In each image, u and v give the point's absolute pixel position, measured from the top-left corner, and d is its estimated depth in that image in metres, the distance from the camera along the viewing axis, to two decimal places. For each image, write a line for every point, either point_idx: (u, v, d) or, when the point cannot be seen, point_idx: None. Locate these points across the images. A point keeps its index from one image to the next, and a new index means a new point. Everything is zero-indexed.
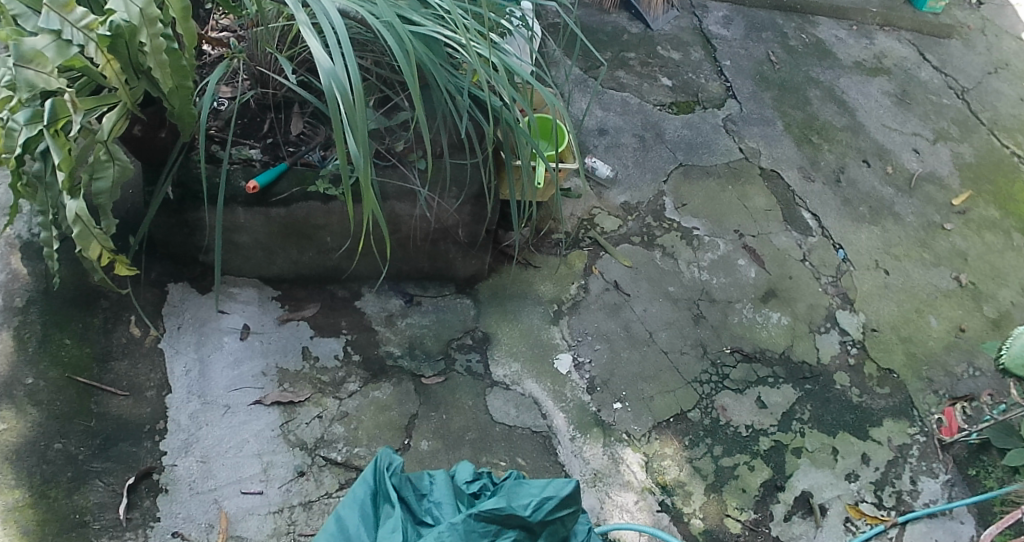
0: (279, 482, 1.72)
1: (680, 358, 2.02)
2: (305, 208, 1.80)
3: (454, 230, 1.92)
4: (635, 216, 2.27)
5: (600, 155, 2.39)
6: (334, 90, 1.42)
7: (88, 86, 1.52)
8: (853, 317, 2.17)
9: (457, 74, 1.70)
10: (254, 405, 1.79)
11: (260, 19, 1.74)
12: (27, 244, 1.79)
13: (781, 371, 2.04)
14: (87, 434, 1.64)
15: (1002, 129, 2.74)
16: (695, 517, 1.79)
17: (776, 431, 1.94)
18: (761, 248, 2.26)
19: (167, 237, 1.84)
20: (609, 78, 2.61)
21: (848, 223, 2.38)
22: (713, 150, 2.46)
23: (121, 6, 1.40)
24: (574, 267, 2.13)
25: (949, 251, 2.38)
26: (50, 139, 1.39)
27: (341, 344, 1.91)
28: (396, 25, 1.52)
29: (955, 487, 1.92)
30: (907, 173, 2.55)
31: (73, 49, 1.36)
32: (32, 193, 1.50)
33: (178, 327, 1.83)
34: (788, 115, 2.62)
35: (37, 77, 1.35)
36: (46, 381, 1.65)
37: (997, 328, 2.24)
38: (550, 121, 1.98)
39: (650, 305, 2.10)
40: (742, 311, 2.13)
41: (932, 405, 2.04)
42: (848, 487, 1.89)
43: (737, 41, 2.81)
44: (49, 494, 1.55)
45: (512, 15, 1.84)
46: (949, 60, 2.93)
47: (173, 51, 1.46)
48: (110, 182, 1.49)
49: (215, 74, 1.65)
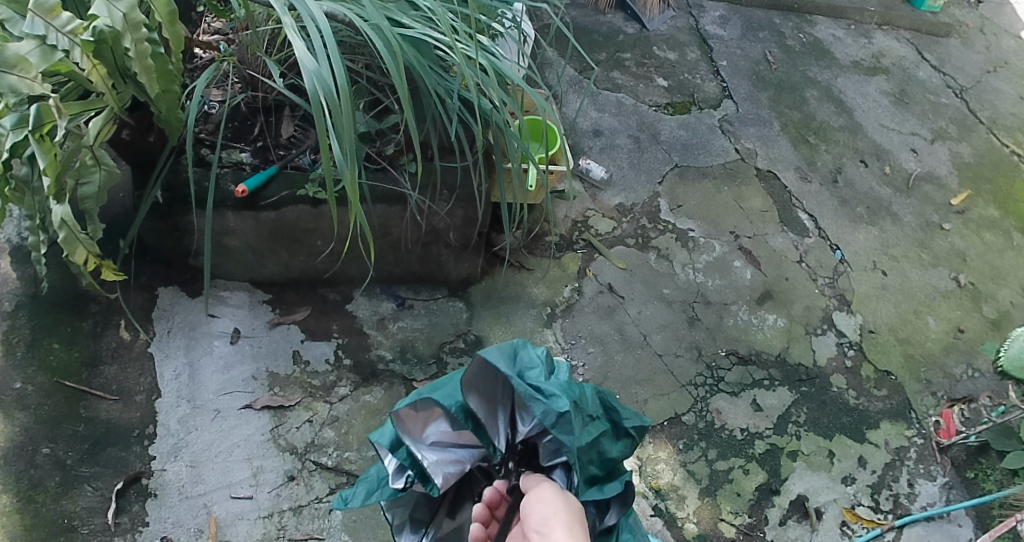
0: (269, 486, 1.71)
1: (675, 361, 2.00)
2: (294, 212, 1.79)
3: (445, 233, 1.91)
4: (630, 218, 2.26)
5: (594, 157, 2.37)
6: (319, 94, 1.41)
7: (75, 91, 1.51)
8: (851, 319, 2.16)
9: (448, 77, 1.70)
10: (244, 409, 1.78)
11: (248, 23, 1.73)
12: (17, 248, 1.78)
13: (777, 374, 2.02)
14: (75, 439, 1.63)
15: (1002, 127, 2.72)
16: (689, 522, 1.78)
17: (771, 434, 1.93)
18: (757, 250, 2.25)
19: (157, 241, 1.83)
20: (604, 78, 2.60)
21: (845, 223, 2.36)
22: (709, 151, 2.45)
23: (105, 10, 1.38)
24: (568, 269, 2.12)
25: (948, 252, 2.36)
26: (36, 144, 1.37)
27: (332, 348, 1.90)
28: (385, 28, 1.51)
29: (952, 490, 1.90)
30: (905, 173, 2.53)
31: (58, 54, 1.35)
32: (20, 197, 1.48)
33: (168, 331, 1.82)
34: (785, 115, 2.60)
35: (21, 82, 1.32)
36: (34, 385, 1.64)
37: (996, 328, 2.22)
38: (541, 123, 1.97)
39: (644, 307, 2.08)
40: (737, 313, 2.11)
41: (930, 408, 2.02)
42: (844, 490, 1.87)
43: (734, 41, 2.80)
44: (37, 499, 1.54)
45: (504, 17, 1.84)
46: (948, 59, 2.91)
47: (159, 55, 1.44)
48: (96, 187, 1.49)
49: (203, 78, 1.63)
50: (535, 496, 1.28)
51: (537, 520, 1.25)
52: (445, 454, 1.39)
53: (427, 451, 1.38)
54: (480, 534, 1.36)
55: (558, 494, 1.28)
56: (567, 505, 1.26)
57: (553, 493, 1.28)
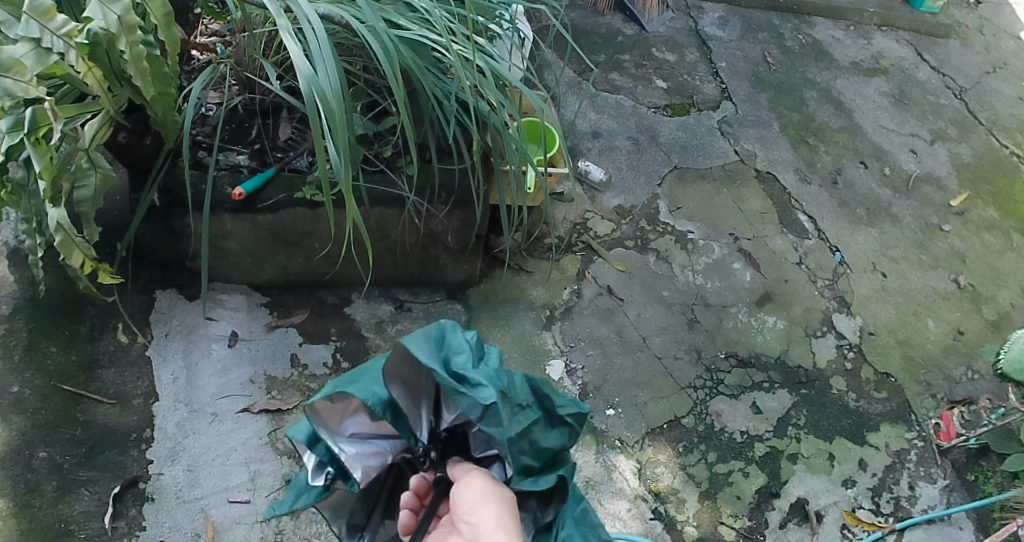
0: (266, 491, 1.70)
1: (674, 364, 2.00)
2: (292, 214, 1.78)
3: (444, 236, 1.90)
4: (629, 220, 2.25)
5: (593, 159, 2.36)
6: (315, 97, 1.41)
7: (70, 94, 1.51)
8: (851, 321, 2.15)
9: (446, 79, 1.69)
10: (242, 413, 1.78)
11: (246, 24, 1.73)
12: (14, 251, 1.77)
13: (777, 376, 2.01)
14: (72, 443, 1.62)
15: (1001, 128, 2.71)
16: (689, 525, 1.77)
17: (771, 437, 1.92)
18: (757, 252, 2.24)
19: (154, 244, 1.82)
20: (603, 80, 2.59)
21: (845, 225, 2.36)
22: (708, 153, 2.44)
23: (99, 13, 1.37)
24: (567, 272, 2.11)
25: (947, 253, 2.36)
26: (31, 148, 1.36)
27: (330, 351, 1.89)
28: (382, 30, 1.50)
29: (953, 493, 1.89)
30: (905, 174, 2.52)
31: (53, 57, 1.34)
32: (16, 200, 1.47)
33: (166, 335, 1.81)
34: (784, 116, 2.59)
35: (16, 85, 1.31)
36: (31, 389, 1.63)
37: (996, 330, 2.21)
38: (539, 125, 1.97)
39: (644, 310, 2.07)
40: (737, 316, 2.11)
41: (930, 410, 2.02)
42: (844, 493, 1.86)
43: (733, 43, 2.79)
44: (33, 504, 1.53)
45: (502, 18, 1.83)
46: (947, 60, 2.90)
47: (153, 58, 1.44)
48: (92, 190, 1.48)
49: (199, 80, 1.63)
50: (462, 485, 1.27)
51: (465, 510, 1.25)
52: (365, 447, 1.32)
53: (345, 443, 1.31)
54: (410, 520, 1.35)
55: (489, 485, 1.25)
56: (495, 495, 1.25)
57: (483, 481, 1.26)
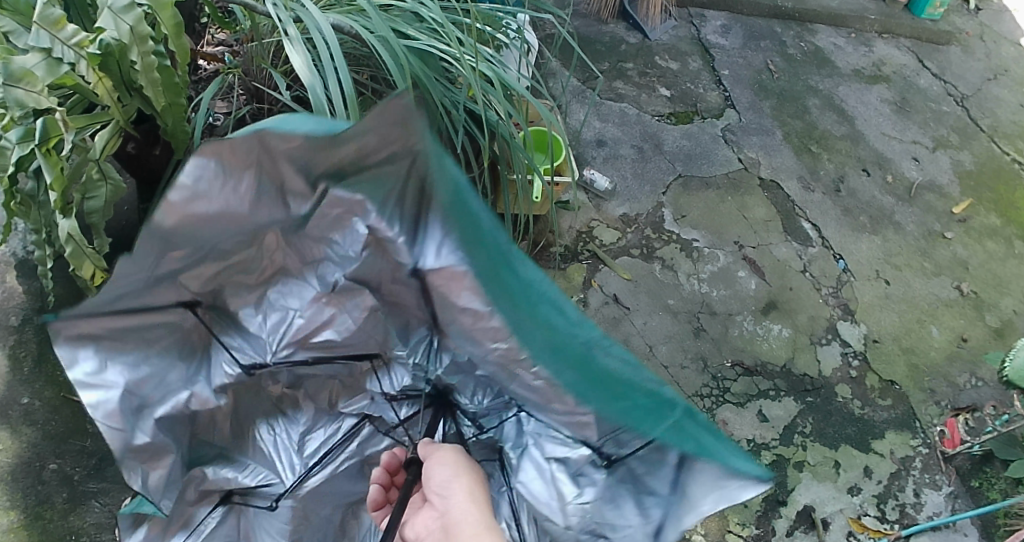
0: None
1: (680, 372, 2.00)
2: None
3: None
4: (635, 228, 2.26)
5: (598, 167, 2.37)
6: (325, 108, 1.42)
7: (80, 103, 1.51)
8: (855, 329, 2.16)
9: (453, 88, 1.70)
10: None
11: (255, 34, 1.76)
12: (22, 261, 1.78)
13: (782, 384, 2.02)
14: (83, 455, 1.61)
15: (1002, 135, 2.72)
16: (696, 534, 1.78)
17: (777, 445, 1.93)
18: (761, 260, 2.25)
19: None
20: (608, 88, 2.60)
21: (848, 233, 2.37)
22: (712, 161, 2.45)
23: (111, 22, 1.38)
24: (573, 280, 2.12)
25: (950, 260, 2.37)
26: (43, 159, 1.36)
27: None
28: (390, 41, 1.52)
29: (957, 500, 1.90)
30: (907, 182, 2.53)
31: (64, 67, 1.35)
32: (27, 212, 1.49)
33: None
34: (787, 124, 2.60)
35: (28, 96, 1.32)
36: (41, 400, 1.64)
37: (1000, 337, 2.22)
38: (547, 134, 1.98)
39: (649, 318, 2.08)
40: (742, 324, 2.12)
41: (934, 417, 2.03)
42: (850, 501, 1.87)
43: (736, 50, 2.80)
44: (44, 516, 1.55)
45: (510, 28, 1.85)
46: (948, 67, 2.91)
47: (165, 68, 1.45)
48: (103, 201, 1.49)
49: (208, 91, 1.64)
50: (438, 460, 1.16)
51: (436, 485, 1.15)
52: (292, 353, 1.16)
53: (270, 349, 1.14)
54: (378, 496, 1.21)
55: (454, 468, 1.16)
56: (464, 474, 1.16)
57: (453, 456, 1.17)
